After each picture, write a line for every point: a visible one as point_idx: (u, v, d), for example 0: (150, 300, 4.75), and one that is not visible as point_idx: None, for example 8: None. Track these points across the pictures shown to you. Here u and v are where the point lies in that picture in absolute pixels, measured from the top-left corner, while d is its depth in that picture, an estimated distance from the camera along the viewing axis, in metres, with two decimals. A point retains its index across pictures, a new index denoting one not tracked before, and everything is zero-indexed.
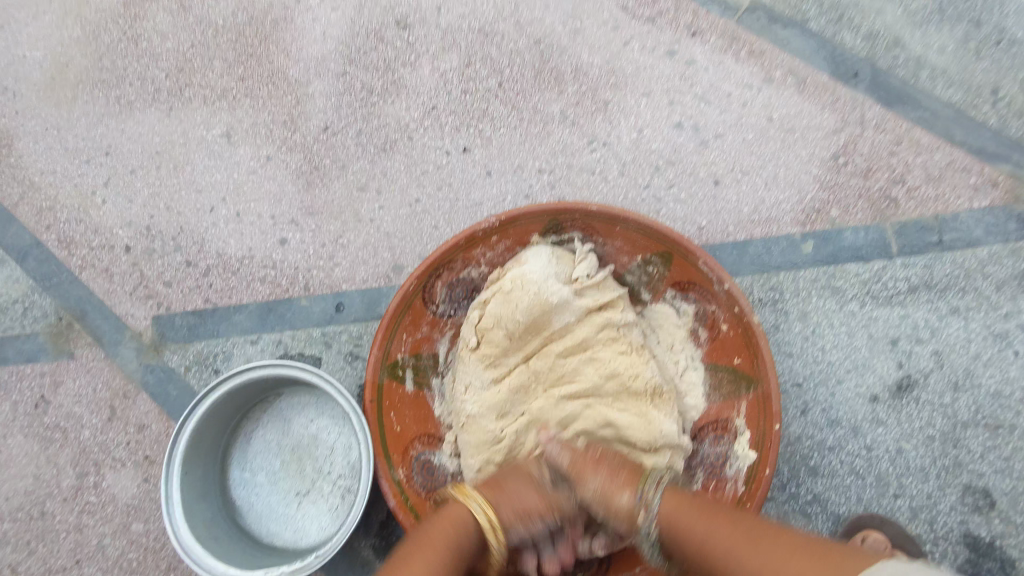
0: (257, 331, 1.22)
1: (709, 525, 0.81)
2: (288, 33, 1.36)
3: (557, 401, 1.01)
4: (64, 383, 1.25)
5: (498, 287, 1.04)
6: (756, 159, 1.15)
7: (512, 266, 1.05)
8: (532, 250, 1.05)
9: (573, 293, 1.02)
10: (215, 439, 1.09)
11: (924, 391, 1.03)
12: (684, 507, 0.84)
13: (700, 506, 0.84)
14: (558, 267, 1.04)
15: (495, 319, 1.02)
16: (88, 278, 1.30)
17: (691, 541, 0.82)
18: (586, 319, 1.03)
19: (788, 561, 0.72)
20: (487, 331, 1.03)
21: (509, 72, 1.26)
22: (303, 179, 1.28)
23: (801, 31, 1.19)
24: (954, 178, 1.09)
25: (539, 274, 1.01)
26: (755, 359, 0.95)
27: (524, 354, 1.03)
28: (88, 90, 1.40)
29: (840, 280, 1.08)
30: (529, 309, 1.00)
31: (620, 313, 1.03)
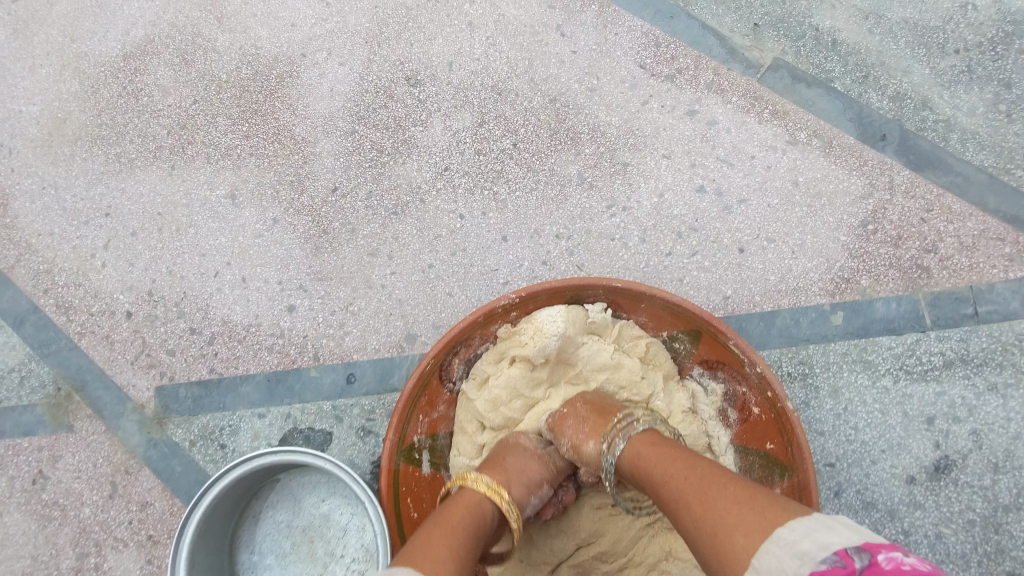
0: (266, 403, 1.18)
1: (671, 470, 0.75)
2: (294, 89, 1.32)
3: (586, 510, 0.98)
4: (63, 458, 1.20)
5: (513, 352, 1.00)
6: (782, 226, 1.11)
7: (527, 330, 0.98)
8: (548, 313, 0.97)
9: (592, 357, 0.99)
10: (223, 522, 1.04)
11: (963, 472, 0.98)
12: (654, 451, 0.81)
13: (675, 450, 0.80)
14: (574, 327, 0.97)
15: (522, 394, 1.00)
16: (88, 345, 1.25)
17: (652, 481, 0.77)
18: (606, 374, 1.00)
19: (721, 497, 0.66)
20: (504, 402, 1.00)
21: (524, 132, 1.22)
22: (311, 243, 1.24)
23: (826, 91, 1.16)
24: (988, 248, 1.05)
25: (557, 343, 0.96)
26: (790, 447, 0.89)
27: None
28: (88, 147, 1.36)
29: (871, 354, 1.03)
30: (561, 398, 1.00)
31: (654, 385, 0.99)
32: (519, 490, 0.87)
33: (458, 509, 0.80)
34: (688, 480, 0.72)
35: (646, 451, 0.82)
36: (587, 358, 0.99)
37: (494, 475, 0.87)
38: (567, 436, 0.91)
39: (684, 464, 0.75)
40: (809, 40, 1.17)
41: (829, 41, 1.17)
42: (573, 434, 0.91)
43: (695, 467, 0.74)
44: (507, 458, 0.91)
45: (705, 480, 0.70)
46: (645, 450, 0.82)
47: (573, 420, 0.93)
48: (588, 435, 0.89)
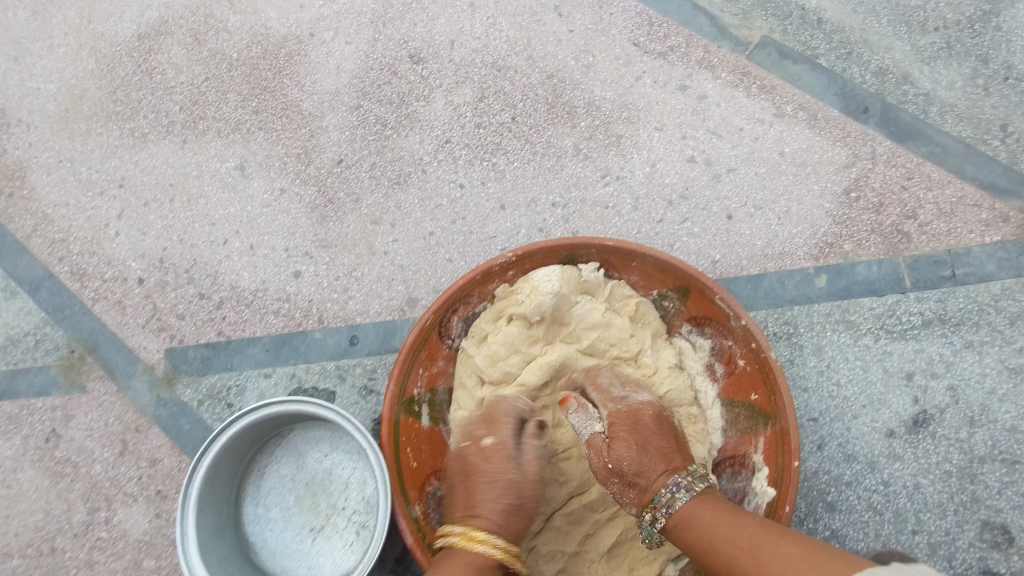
0: (271, 364, 1.22)
1: (725, 530, 0.79)
2: (302, 66, 1.37)
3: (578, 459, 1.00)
4: (76, 417, 1.25)
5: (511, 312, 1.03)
6: (769, 194, 1.16)
7: (523, 289, 1.03)
8: (544, 273, 1.01)
9: (585, 315, 1.03)
10: (230, 474, 1.08)
11: (940, 426, 1.02)
12: (710, 510, 0.83)
13: (723, 508, 0.83)
14: (569, 286, 1.01)
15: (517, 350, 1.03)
16: (101, 310, 1.30)
17: (704, 545, 0.80)
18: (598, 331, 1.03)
19: (787, 558, 0.72)
20: (500, 359, 1.03)
21: (522, 106, 1.27)
22: (317, 212, 1.28)
23: (811, 67, 1.21)
24: (965, 214, 1.10)
25: (553, 301, 1.00)
26: (772, 396, 0.94)
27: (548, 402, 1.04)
28: (102, 122, 1.41)
29: (853, 314, 1.08)
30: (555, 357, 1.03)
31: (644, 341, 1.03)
32: (488, 497, 0.91)
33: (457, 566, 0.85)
34: (746, 544, 0.76)
35: (702, 507, 0.84)
36: (580, 316, 1.03)
37: (490, 527, 0.89)
38: (614, 479, 0.91)
39: (734, 522, 0.80)
40: (795, 18, 1.23)
41: (814, 19, 1.22)
42: (621, 478, 0.91)
43: (756, 527, 0.78)
44: (492, 497, 0.91)
45: (767, 538, 0.76)
46: (704, 505, 0.84)
47: (630, 446, 0.91)
48: (641, 493, 0.90)
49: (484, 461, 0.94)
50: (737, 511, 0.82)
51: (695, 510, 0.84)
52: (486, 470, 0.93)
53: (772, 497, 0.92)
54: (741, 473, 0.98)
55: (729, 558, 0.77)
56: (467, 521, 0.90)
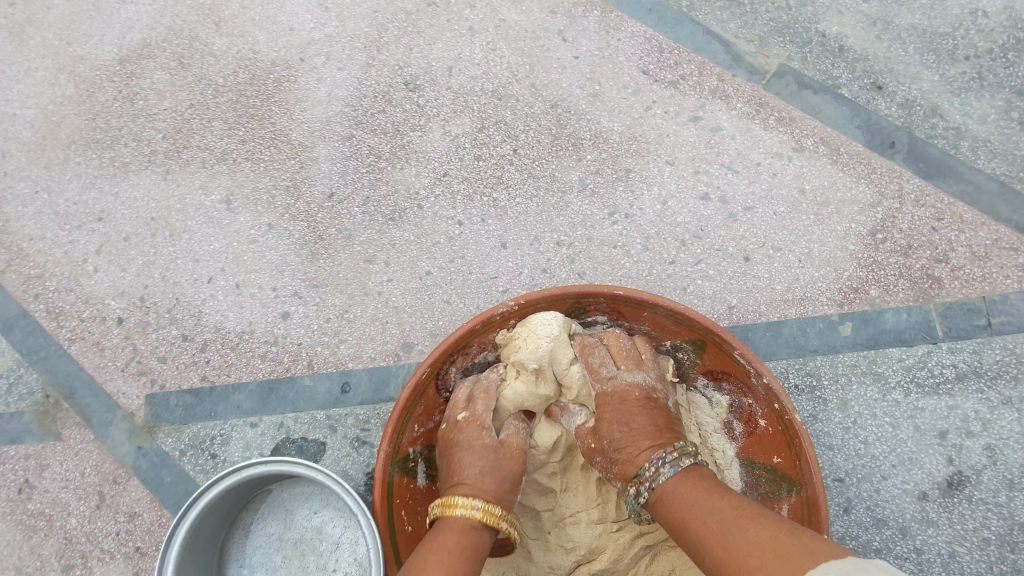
0: (258, 412, 1.15)
1: (696, 508, 0.74)
2: (291, 93, 1.30)
3: (586, 525, 0.92)
4: (50, 467, 1.17)
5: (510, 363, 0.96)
6: (788, 234, 1.08)
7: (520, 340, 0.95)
8: (544, 317, 0.95)
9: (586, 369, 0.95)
10: (211, 535, 1.00)
11: (977, 489, 0.94)
12: (690, 484, 0.77)
13: (705, 484, 0.77)
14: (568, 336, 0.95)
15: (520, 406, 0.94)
16: (78, 352, 1.23)
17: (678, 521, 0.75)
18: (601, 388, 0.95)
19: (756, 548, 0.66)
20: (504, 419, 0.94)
21: (524, 137, 1.20)
22: (307, 249, 1.21)
23: (833, 98, 1.13)
24: (1000, 258, 1.02)
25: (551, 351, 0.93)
26: (798, 461, 0.86)
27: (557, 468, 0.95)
28: (81, 151, 1.34)
29: (881, 365, 1.00)
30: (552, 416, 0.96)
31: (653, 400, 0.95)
32: (472, 466, 0.86)
33: (447, 539, 0.76)
34: (716, 525, 0.71)
35: (688, 480, 0.78)
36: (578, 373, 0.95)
37: (476, 493, 0.82)
38: (598, 455, 0.88)
39: (710, 502, 0.73)
40: (814, 46, 1.15)
41: (835, 47, 1.15)
42: (605, 454, 0.87)
43: (732, 506, 0.72)
44: (471, 463, 0.86)
45: (743, 522, 0.69)
46: (684, 480, 0.78)
47: (614, 421, 0.88)
48: (623, 469, 0.84)
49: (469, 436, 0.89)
50: (714, 489, 0.76)
51: (679, 483, 0.78)
52: (467, 444, 0.88)
53: None
54: None
55: (702, 541, 0.71)
56: (449, 492, 0.84)
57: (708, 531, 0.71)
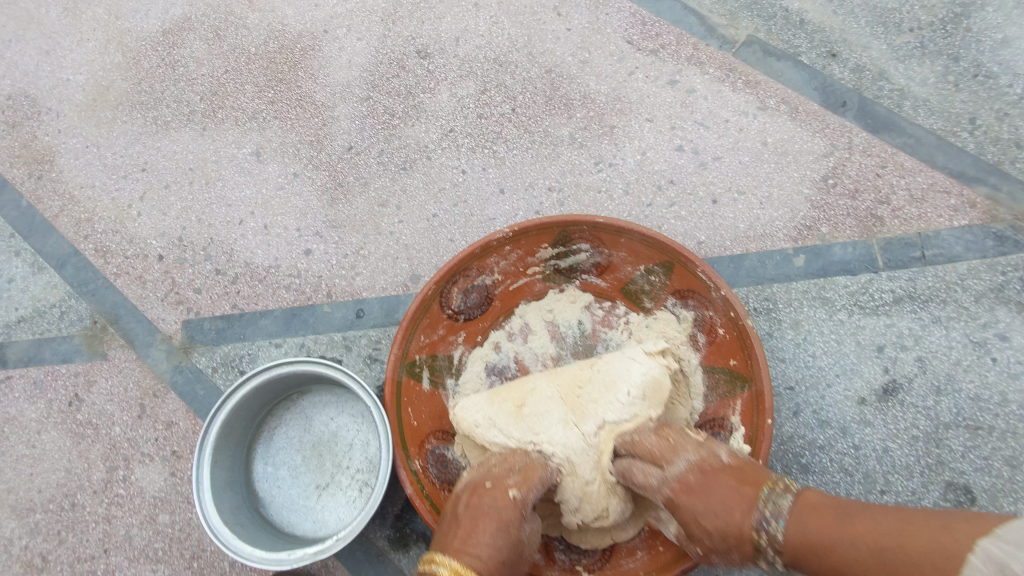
0: (282, 334, 1.30)
1: (805, 519, 0.71)
2: (315, 60, 1.46)
3: None
4: (97, 383, 1.32)
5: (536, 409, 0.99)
6: (751, 180, 1.23)
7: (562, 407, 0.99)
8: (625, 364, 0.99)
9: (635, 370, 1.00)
10: (242, 432, 1.14)
11: (909, 394, 1.07)
12: (807, 513, 0.72)
13: (814, 503, 0.73)
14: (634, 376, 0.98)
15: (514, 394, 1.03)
16: (123, 284, 1.38)
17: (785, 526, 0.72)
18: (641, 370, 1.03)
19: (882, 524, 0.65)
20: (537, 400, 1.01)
21: (522, 98, 1.36)
22: (328, 194, 1.37)
23: (793, 64, 1.29)
24: (935, 200, 1.17)
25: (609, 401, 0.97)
26: (749, 360, 1.00)
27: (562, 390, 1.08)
28: (128, 111, 1.51)
29: (829, 291, 1.14)
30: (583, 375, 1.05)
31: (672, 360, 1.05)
32: (492, 534, 0.81)
33: None
34: (821, 525, 0.70)
35: (804, 510, 0.72)
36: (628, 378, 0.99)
37: (465, 561, 0.77)
38: (703, 536, 0.78)
39: (811, 509, 0.72)
40: (778, 20, 1.31)
41: (797, 20, 1.30)
42: (705, 529, 0.78)
43: (837, 511, 0.70)
44: (479, 532, 0.81)
45: (859, 517, 0.67)
46: (799, 516, 0.72)
47: (699, 506, 0.78)
48: (735, 527, 0.76)
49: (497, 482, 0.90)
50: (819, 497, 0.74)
51: (803, 504, 0.73)
52: (492, 512, 0.84)
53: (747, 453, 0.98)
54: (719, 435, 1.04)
55: (822, 541, 0.68)
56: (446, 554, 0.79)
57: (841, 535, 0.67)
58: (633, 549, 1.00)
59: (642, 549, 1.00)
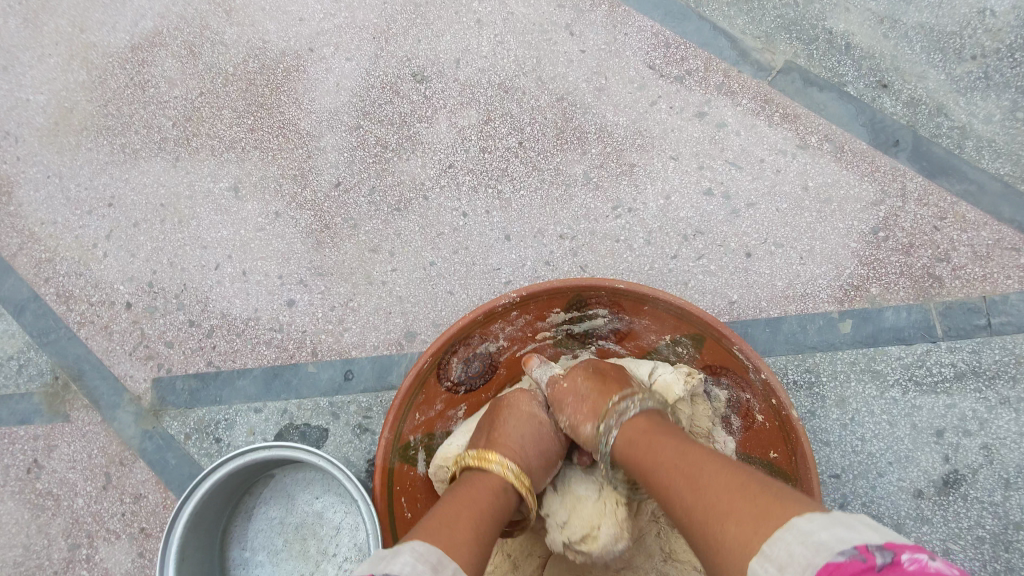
0: (262, 397, 1.17)
1: (665, 455, 0.71)
2: (300, 82, 1.31)
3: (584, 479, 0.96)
4: (58, 448, 1.20)
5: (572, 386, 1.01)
6: (791, 230, 1.09)
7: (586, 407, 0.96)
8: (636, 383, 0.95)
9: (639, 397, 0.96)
10: (215, 517, 1.02)
11: (973, 487, 0.96)
12: (648, 429, 0.76)
13: (667, 431, 0.75)
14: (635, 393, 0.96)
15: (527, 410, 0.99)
16: (87, 335, 1.25)
17: (642, 463, 0.73)
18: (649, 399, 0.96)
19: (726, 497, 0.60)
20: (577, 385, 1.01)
21: (530, 130, 1.21)
22: (313, 237, 1.22)
23: (837, 95, 1.13)
24: (1002, 258, 1.03)
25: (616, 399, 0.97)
26: (794, 457, 0.87)
27: None
28: (93, 137, 1.36)
29: (880, 363, 1.01)
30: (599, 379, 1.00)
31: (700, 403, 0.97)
32: (511, 423, 0.84)
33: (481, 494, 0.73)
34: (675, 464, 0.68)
35: (642, 425, 0.77)
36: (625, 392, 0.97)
37: (509, 457, 0.79)
38: (569, 403, 0.84)
39: (667, 451, 0.71)
40: (821, 43, 1.15)
41: (842, 44, 1.14)
42: (575, 396, 0.84)
43: (699, 451, 0.69)
44: (511, 426, 0.84)
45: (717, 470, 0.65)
46: (640, 422, 0.78)
47: (575, 397, 0.84)
48: (592, 409, 0.82)
49: (521, 418, 0.85)
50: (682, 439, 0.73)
51: (636, 430, 0.77)
52: (515, 408, 0.87)
53: None
54: None
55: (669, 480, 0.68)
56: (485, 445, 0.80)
57: (682, 477, 0.66)
58: None
59: None
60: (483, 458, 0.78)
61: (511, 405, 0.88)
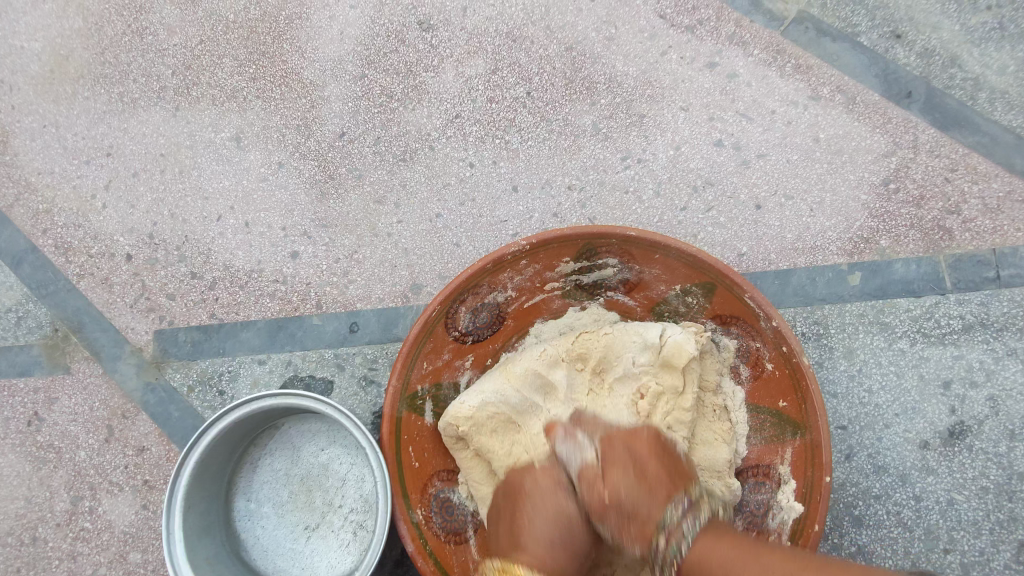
0: (266, 350, 1.16)
1: (723, 556, 0.75)
2: (302, 30, 1.27)
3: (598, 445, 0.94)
4: (60, 400, 1.19)
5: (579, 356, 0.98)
6: (801, 183, 1.08)
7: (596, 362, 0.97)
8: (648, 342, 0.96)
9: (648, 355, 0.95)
10: (220, 468, 1.02)
11: (978, 438, 0.97)
12: (715, 543, 0.77)
13: (730, 539, 0.78)
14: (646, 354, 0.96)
15: (534, 370, 0.96)
16: (87, 287, 1.23)
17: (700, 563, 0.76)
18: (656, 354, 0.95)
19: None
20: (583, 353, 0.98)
21: (539, 80, 1.18)
22: (317, 189, 1.20)
23: (852, 46, 1.11)
24: (1012, 211, 1.03)
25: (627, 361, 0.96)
26: (803, 404, 0.87)
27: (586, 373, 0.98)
28: (88, 85, 1.32)
29: (888, 315, 1.01)
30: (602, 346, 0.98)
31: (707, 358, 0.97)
32: (543, 522, 0.84)
33: None
34: (740, 558, 0.74)
35: (711, 542, 0.78)
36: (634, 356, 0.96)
37: (530, 560, 0.80)
38: (612, 511, 0.84)
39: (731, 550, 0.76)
40: None
41: None
42: (619, 511, 0.83)
43: (756, 552, 0.75)
44: (541, 523, 0.84)
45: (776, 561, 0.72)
46: (712, 543, 0.78)
47: (622, 484, 0.84)
48: (642, 527, 0.82)
49: (549, 494, 0.87)
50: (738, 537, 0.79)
51: (710, 549, 0.77)
52: (542, 504, 0.86)
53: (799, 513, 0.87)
54: (765, 485, 0.93)
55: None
56: (510, 552, 0.82)
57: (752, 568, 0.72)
58: None
59: None
60: (510, 570, 0.80)
61: (532, 469, 0.90)
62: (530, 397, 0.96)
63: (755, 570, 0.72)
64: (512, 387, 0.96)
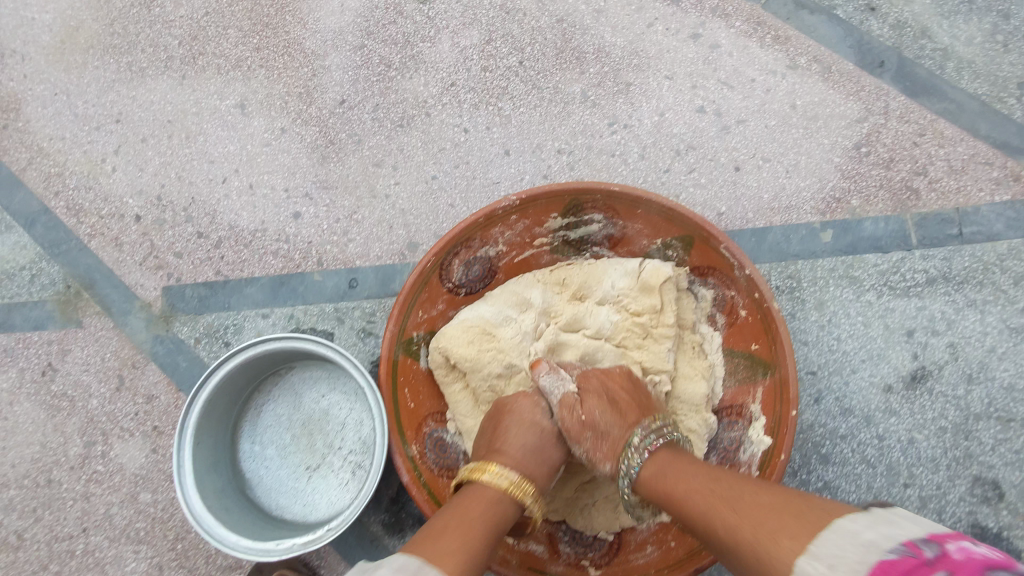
0: (269, 304, 1.21)
1: (701, 486, 0.74)
2: (304, 3, 1.33)
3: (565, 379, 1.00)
4: (72, 352, 1.25)
5: (563, 283, 1.07)
6: (778, 146, 1.14)
7: (582, 289, 1.05)
8: (629, 270, 1.03)
9: (626, 282, 1.02)
10: (226, 410, 1.08)
11: (938, 383, 1.03)
12: (680, 466, 0.80)
13: (700, 466, 0.79)
14: (625, 280, 1.02)
15: (512, 290, 1.05)
16: (98, 246, 1.28)
17: (676, 490, 0.77)
18: (634, 281, 1.02)
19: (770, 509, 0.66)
20: (567, 276, 1.07)
21: (530, 50, 1.24)
22: (318, 152, 1.26)
23: (827, 18, 1.17)
24: (976, 172, 1.09)
25: (609, 288, 1.03)
26: (773, 345, 0.94)
27: (570, 295, 1.05)
28: (99, 55, 1.37)
29: (857, 270, 1.07)
30: (588, 270, 1.07)
31: (686, 295, 1.04)
32: (517, 429, 0.89)
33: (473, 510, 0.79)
34: (715, 493, 0.73)
35: (673, 462, 0.81)
36: (613, 282, 1.03)
37: (512, 466, 0.85)
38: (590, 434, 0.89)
39: (708, 483, 0.75)
40: None
41: None
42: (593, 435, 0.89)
43: (738, 481, 0.73)
44: (516, 433, 0.89)
45: (753, 491, 0.70)
46: (668, 460, 0.82)
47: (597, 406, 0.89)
48: (613, 447, 0.87)
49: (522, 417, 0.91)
50: (711, 472, 0.77)
51: (666, 467, 0.81)
52: (519, 415, 0.91)
53: (768, 446, 0.93)
54: (738, 423, 0.99)
55: (702, 507, 0.72)
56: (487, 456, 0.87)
57: (713, 499, 0.72)
58: (643, 543, 0.97)
59: (652, 543, 0.96)
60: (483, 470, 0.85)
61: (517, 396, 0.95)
62: (504, 310, 1.02)
63: (727, 497, 0.71)
64: (489, 302, 1.04)
